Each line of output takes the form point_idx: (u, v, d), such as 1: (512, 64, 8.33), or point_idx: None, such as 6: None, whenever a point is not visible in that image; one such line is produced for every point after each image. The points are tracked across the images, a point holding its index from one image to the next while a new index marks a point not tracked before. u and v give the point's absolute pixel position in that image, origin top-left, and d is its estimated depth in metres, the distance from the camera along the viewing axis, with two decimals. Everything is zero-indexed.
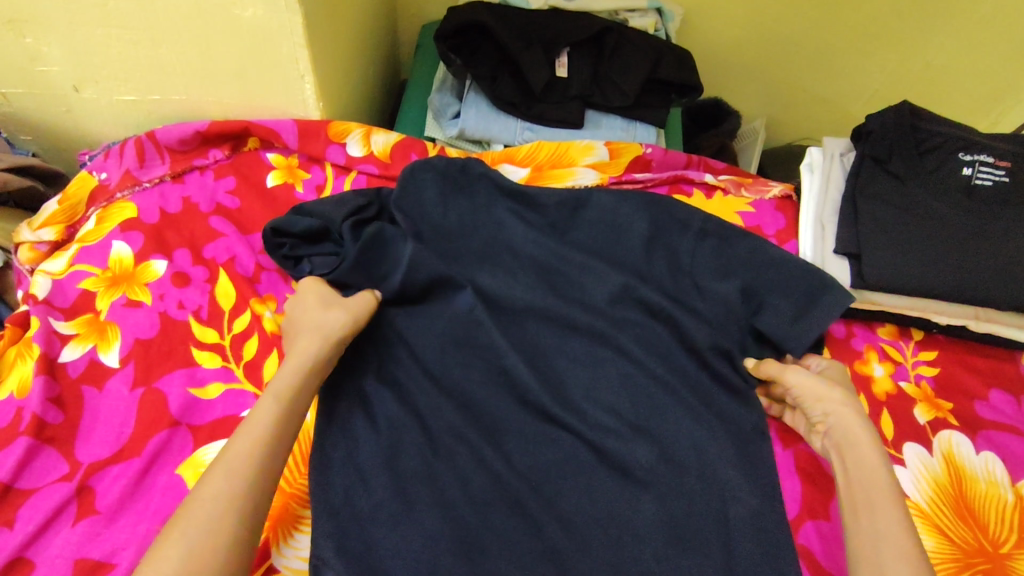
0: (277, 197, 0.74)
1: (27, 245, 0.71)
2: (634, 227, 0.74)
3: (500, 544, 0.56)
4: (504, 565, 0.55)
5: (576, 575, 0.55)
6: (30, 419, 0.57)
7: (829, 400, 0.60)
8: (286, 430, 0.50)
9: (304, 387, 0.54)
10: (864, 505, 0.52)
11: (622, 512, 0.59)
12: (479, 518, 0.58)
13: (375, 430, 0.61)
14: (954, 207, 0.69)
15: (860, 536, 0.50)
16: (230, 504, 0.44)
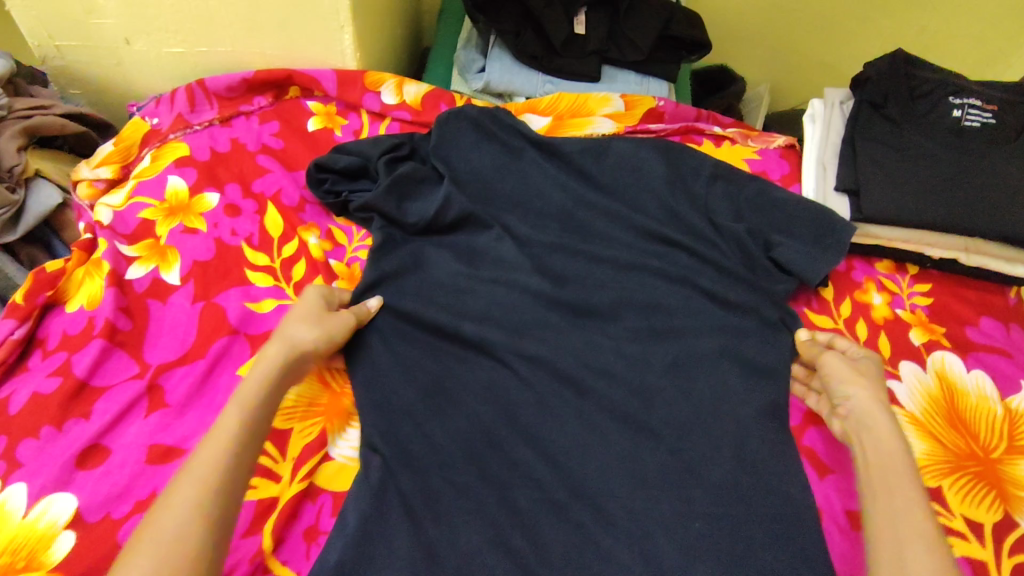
0: (318, 139, 0.79)
1: (87, 182, 0.77)
2: (650, 168, 0.80)
3: (531, 443, 0.62)
4: (535, 458, 0.61)
5: (601, 468, 0.61)
6: (103, 324, 0.62)
7: (849, 384, 0.61)
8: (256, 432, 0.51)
9: (273, 394, 0.55)
10: (881, 484, 0.54)
11: (643, 416, 0.64)
12: (512, 418, 0.64)
13: (416, 343, 0.66)
14: (946, 147, 0.75)
15: (876, 517, 0.52)
16: (195, 509, 0.45)
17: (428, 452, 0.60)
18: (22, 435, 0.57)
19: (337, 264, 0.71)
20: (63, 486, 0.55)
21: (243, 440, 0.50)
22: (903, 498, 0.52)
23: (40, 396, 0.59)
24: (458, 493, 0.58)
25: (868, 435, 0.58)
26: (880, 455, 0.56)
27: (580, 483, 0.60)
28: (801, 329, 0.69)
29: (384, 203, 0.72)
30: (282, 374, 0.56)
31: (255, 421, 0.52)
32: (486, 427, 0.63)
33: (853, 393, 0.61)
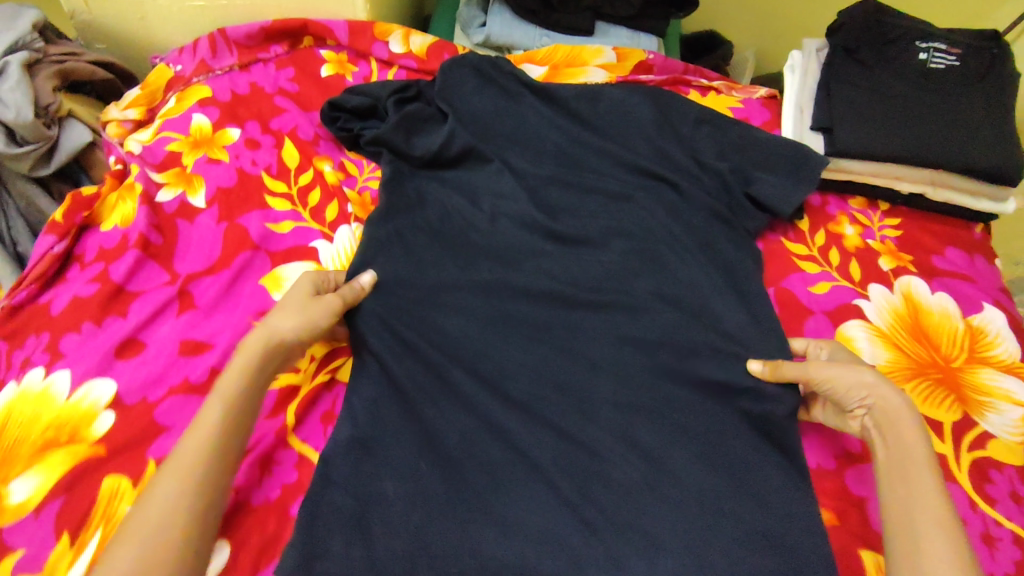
0: (330, 84, 0.85)
1: (115, 122, 0.82)
2: (639, 112, 0.86)
3: (527, 347, 0.68)
4: (530, 358, 0.67)
5: (589, 366, 0.67)
6: (137, 236, 0.68)
7: (862, 385, 0.60)
8: (235, 425, 0.52)
9: (256, 388, 0.55)
10: (902, 481, 0.54)
11: (630, 324, 0.70)
12: (509, 328, 0.69)
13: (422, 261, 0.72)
14: (913, 86, 0.81)
15: (894, 519, 0.53)
16: (174, 507, 0.46)
17: (433, 353, 0.66)
18: (64, 331, 0.63)
19: (350, 191, 0.77)
20: (103, 373, 0.61)
21: (224, 432, 0.51)
22: (924, 497, 0.52)
23: (80, 299, 0.65)
24: (460, 388, 0.64)
25: (891, 431, 0.57)
26: (900, 456, 0.56)
27: (570, 382, 0.66)
28: (754, 362, 0.66)
29: (393, 136, 0.78)
30: (265, 365, 0.57)
31: (237, 413, 0.53)
32: (485, 334, 0.68)
33: (865, 395, 0.59)
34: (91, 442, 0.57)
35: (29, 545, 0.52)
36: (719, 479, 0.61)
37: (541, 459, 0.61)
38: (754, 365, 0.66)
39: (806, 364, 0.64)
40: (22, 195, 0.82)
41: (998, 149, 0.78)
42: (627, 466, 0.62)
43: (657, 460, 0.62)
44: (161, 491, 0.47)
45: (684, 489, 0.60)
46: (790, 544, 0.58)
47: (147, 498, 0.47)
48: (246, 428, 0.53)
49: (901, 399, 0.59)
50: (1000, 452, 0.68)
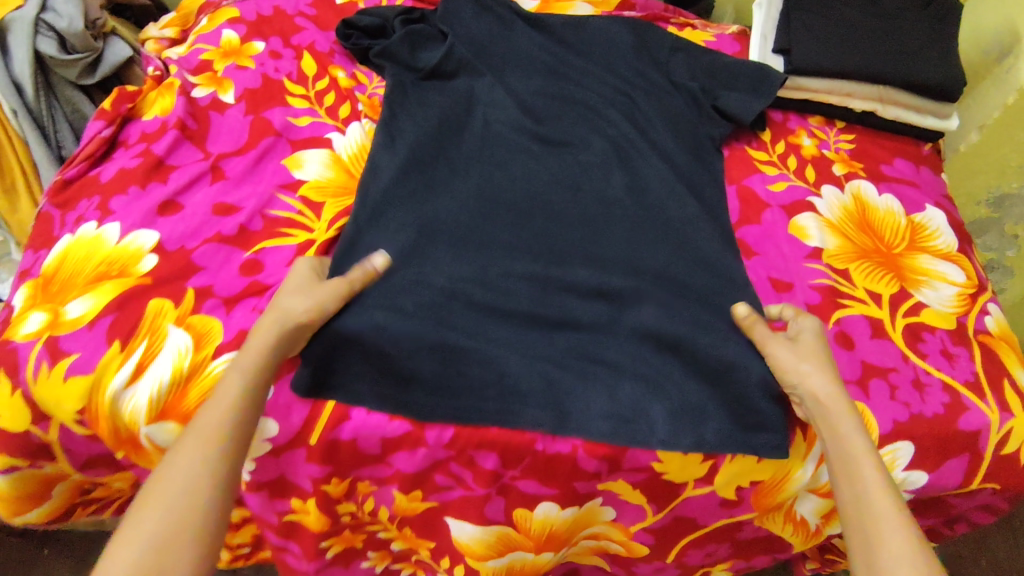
0: (344, 9, 0.96)
1: (154, 40, 0.93)
2: (619, 40, 0.96)
3: (511, 223, 0.77)
4: (513, 234, 0.76)
5: (563, 244, 0.77)
6: (176, 121, 0.78)
7: (798, 374, 0.63)
8: (252, 402, 0.56)
9: (270, 368, 0.59)
10: (844, 472, 0.57)
11: (602, 210, 0.80)
12: (496, 208, 0.78)
13: (415, 146, 0.81)
14: (862, 13, 0.93)
15: (846, 512, 0.56)
16: (195, 482, 0.50)
17: (427, 224, 0.75)
18: (113, 193, 0.73)
19: (361, 96, 0.87)
20: (147, 225, 0.70)
21: (241, 408, 0.55)
22: (869, 494, 0.55)
23: (127, 169, 0.75)
24: (451, 253, 0.73)
25: (825, 421, 0.60)
26: (835, 441, 0.59)
27: (552, 255, 0.75)
28: (739, 305, 0.70)
29: (399, 49, 0.89)
30: (276, 347, 0.60)
31: (252, 392, 0.56)
32: (475, 213, 0.77)
33: (798, 382, 0.63)
34: (137, 276, 0.66)
35: (82, 350, 0.62)
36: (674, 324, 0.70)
37: (521, 309, 0.70)
38: (738, 309, 0.70)
39: (766, 339, 0.67)
40: (69, 101, 0.94)
41: (939, 66, 0.90)
42: (596, 312, 0.72)
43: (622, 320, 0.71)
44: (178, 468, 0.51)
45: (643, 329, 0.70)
46: (733, 374, 0.68)
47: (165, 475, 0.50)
48: (261, 403, 0.57)
49: (833, 388, 0.61)
50: (934, 318, 0.76)
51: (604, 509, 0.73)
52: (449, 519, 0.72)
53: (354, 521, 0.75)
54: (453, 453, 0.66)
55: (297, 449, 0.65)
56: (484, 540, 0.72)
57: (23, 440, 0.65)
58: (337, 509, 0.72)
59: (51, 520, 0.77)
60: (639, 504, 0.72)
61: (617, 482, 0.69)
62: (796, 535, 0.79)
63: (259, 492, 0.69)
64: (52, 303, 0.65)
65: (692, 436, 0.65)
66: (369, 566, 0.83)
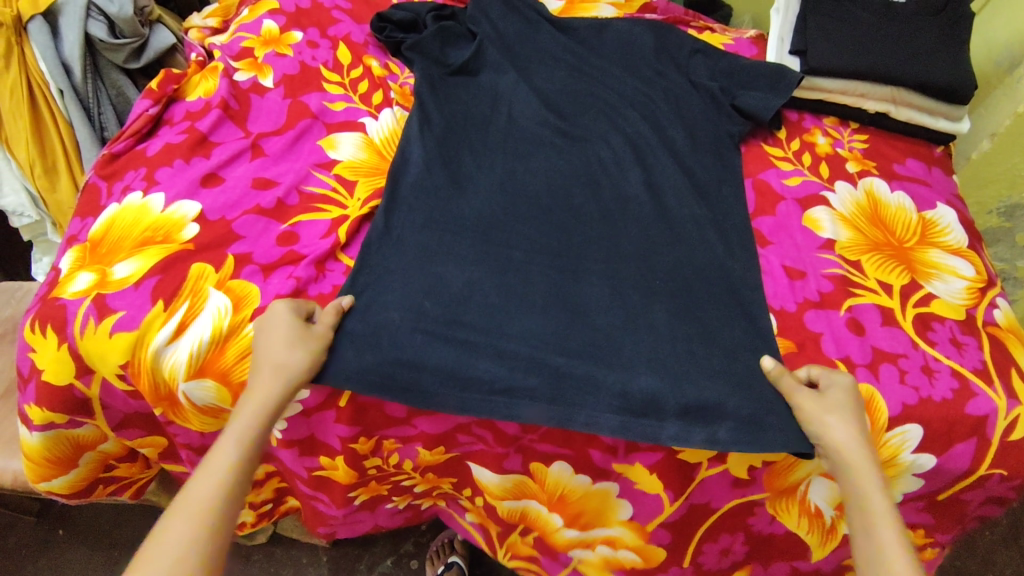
0: (378, 5, 1.00)
1: (196, 29, 0.97)
2: (642, 40, 1.00)
3: (529, 214, 0.79)
4: (525, 228, 0.77)
5: (579, 235, 0.78)
6: (219, 100, 0.82)
7: (824, 430, 0.62)
8: (242, 475, 0.57)
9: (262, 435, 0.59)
10: (865, 537, 0.58)
11: (618, 206, 0.82)
12: (520, 201, 0.80)
13: (437, 137, 0.83)
14: (876, 16, 0.96)
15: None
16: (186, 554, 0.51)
17: (445, 216, 0.76)
18: (158, 165, 0.77)
19: (393, 85, 0.91)
20: (190, 196, 0.74)
21: (232, 482, 0.56)
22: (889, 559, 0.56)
23: (172, 144, 0.79)
24: (469, 241, 0.75)
25: (852, 482, 0.60)
26: (857, 503, 0.60)
27: (565, 250, 0.76)
28: (765, 358, 0.67)
29: (432, 44, 0.93)
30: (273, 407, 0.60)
31: (243, 466, 0.57)
32: (501, 207, 0.79)
33: (826, 440, 0.62)
34: (180, 242, 0.69)
35: (127, 309, 0.65)
36: (695, 333, 0.71)
37: (531, 290, 0.72)
38: (766, 361, 0.67)
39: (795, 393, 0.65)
40: (114, 85, 0.99)
41: (949, 68, 0.93)
42: (609, 295, 0.73)
43: (636, 310, 0.72)
44: (169, 541, 0.51)
45: (658, 330, 0.71)
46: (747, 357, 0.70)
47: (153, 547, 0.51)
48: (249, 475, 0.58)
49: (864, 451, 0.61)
50: (944, 309, 0.79)
51: (621, 502, 0.75)
52: (470, 464, 0.75)
53: (380, 473, 0.77)
54: (475, 418, 0.68)
55: (326, 411, 0.68)
56: (503, 484, 0.76)
57: (66, 394, 0.68)
58: (364, 465, 0.74)
59: (73, 493, 0.79)
60: (656, 493, 0.72)
61: (633, 466, 0.71)
62: (811, 530, 0.77)
63: (289, 449, 0.71)
64: (100, 265, 0.68)
65: (704, 431, 0.66)
66: (392, 508, 0.86)
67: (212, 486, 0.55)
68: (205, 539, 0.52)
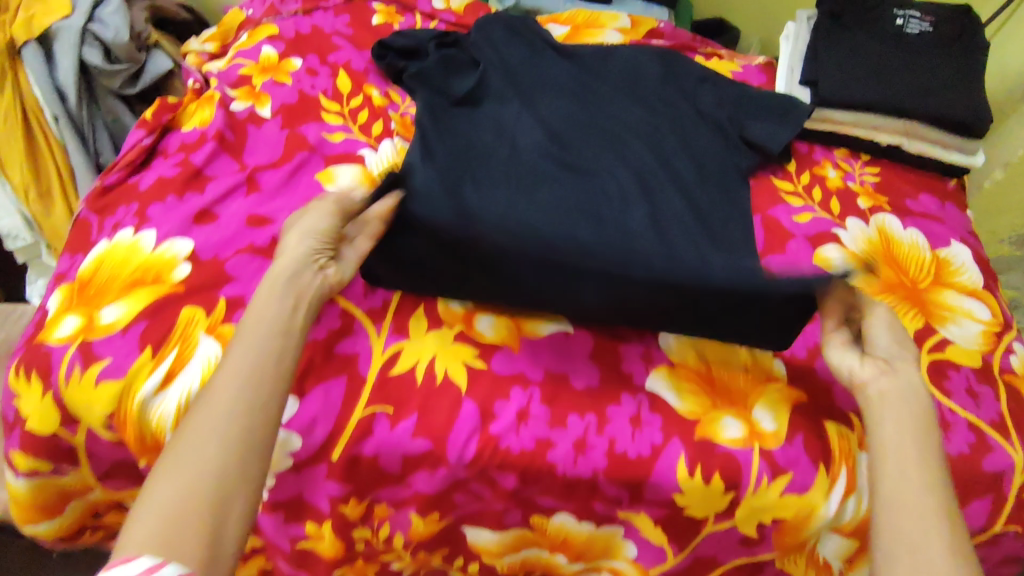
0: (379, 30, 0.99)
1: (194, 53, 0.95)
2: (648, 67, 0.98)
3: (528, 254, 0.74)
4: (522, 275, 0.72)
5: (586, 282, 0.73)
6: (215, 132, 0.81)
7: (904, 349, 0.62)
8: (281, 347, 0.55)
9: (292, 293, 0.58)
10: (899, 459, 0.55)
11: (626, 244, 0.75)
12: (516, 233, 0.74)
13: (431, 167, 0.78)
14: (889, 46, 0.95)
15: (892, 503, 0.54)
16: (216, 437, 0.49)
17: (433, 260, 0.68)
18: (151, 200, 0.75)
19: (394, 114, 0.89)
20: (182, 233, 0.71)
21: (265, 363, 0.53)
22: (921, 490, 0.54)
23: (165, 178, 0.77)
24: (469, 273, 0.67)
25: (904, 403, 0.58)
26: (903, 426, 0.57)
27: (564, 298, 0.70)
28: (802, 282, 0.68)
29: (436, 72, 0.91)
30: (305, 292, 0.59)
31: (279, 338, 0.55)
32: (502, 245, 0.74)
33: (895, 356, 0.62)
34: (171, 283, 0.67)
35: (114, 356, 0.63)
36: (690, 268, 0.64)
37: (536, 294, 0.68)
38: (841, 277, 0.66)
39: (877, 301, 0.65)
40: (110, 111, 0.98)
41: (964, 102, 0.91)
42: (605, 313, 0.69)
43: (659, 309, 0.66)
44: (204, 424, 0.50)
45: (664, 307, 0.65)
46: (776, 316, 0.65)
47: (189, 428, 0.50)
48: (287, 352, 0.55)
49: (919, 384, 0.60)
50: (958, 355, 0.76)
51: (625, 538, 0.72)
52: (467, 527, 0.73)
53: (367, 551, 0.75)
54: (473, 473, 0.66)
55: (318, 464, 0.66)
56: (502, 541, 0.74)
57: (51, 443, 0.66)
58: (352, 535, 0.72)
59: (63, 538, 0.77)
60: (658, 543, 0.71)
61: (638, 514, 0.68)
62: None
63: (274, 513, 0.69)
64: (87, 308, 0.66)
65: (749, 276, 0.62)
66: None
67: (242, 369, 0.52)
68: (239, 426, 0.50)
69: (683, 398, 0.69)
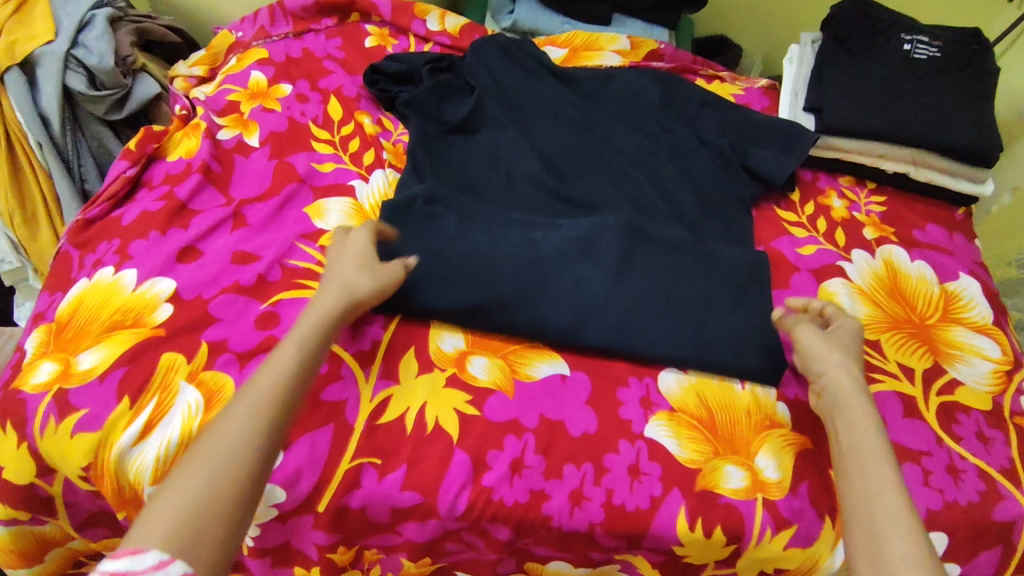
0: (372, 54, 0.96)
1: (182, 78, 0.93)
2: (648, 91, 0.95)
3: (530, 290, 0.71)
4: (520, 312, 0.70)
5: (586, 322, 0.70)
6: (200, 163, 0.78)
7: (824, 362, 0.65)
8: (308, 367, 0.57)
9: (330, 332, 0.60)
10: (855, 468, 0.58)
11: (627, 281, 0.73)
12: (510, 268, 0.72)
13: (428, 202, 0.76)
14: (897, 71, 0.92)
15: (853, 509, 0.57)
16: (246, 441, 0.51)
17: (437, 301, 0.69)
18: (133, 237, 0.72)
19: (385, 143, 0.86)
20: (165, 272, 0.69)
21: (293, 380, 0.56)
22: (880, 495, 0.56)
23: (148, 213, 0.74)
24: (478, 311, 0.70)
25: (844, 417, 0.62)
26: (851, 436, 0.60)
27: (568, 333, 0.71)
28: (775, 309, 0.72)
29: (429, 99, 0.88)
30: (336, 318, 0.61)
31: (308, 360, 0.57)
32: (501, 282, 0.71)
33: (823, 371, 0.65)
34: (152, 326, 0.65)
35: (91, 406, 0.61)
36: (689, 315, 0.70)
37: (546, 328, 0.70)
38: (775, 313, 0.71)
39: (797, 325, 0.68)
40: (95, 136, 0.95)
41: (974, 130, 0.89)
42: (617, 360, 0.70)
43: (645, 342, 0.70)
44: (232, 431, 0.51)
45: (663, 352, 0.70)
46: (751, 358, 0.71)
47: (218, 431, 0.51)
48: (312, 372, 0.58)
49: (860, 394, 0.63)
50: (968, 397, 0.74)
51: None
52: (460, 574, 0.71)
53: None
54: (465, 525, 0.63)
55: (304, 515, 0.63)
56: None
57: (26, 494, 0.63)
58: None
59: None
60: None
61: (635, 556, 0.65)
62: None
63: (261, 559, 0.67)
64: (63, 353, 0.64)
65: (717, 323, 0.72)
66: None
67: (276, 385, 0.54)
68: (267, 435, 0.53)
69: (684, 447, 0.66)
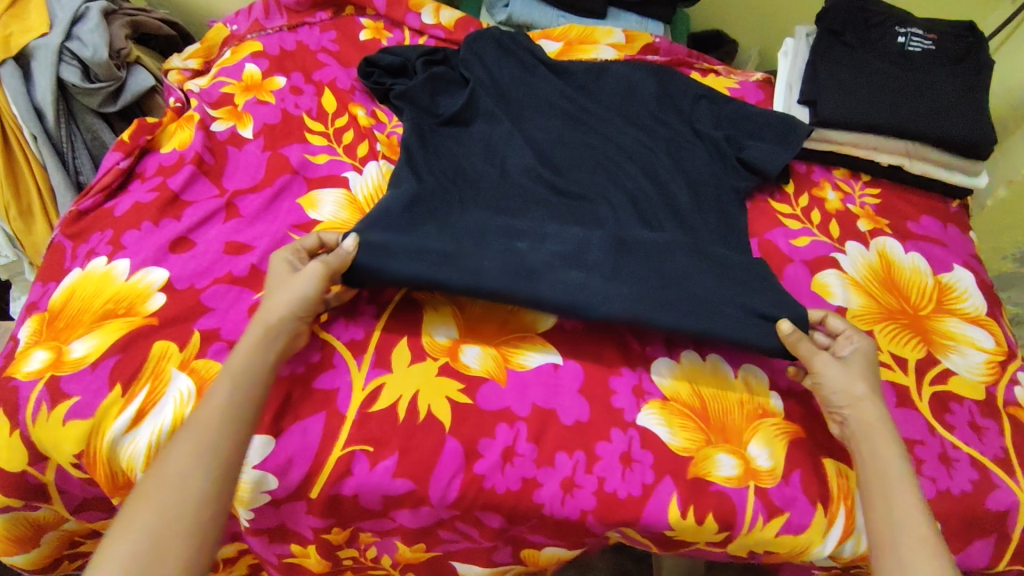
0: (367, 47, 0.97)
1: (176, 70, 0.93)
2: (642, 84, 0.95)
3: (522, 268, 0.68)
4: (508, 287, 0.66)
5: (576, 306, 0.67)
6: (194, 155, 0.78)
7: (848, 396, 0.64)
8: (246, 396, 0.57)
9: (266, 357, 0.60)
10: (882, 489, 0.59)
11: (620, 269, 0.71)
12: (502, 250, 0.69)
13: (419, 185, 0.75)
14: (891, 64, 0.93)
15: (878, 528, 0.57)
16: (192, 477, 0.52)
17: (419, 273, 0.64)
18: (126, 228, 0.72)
19: (380, 135, 0.87)
20: (157, 262, 0.69)
21: (230, 414, 0.55)
22: (903, 514, 0.57)
23: (142, 204, 0.75)
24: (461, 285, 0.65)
25: (868, 442, 0.62)
26: (875, 459, 0.61)
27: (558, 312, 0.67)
28: (783, 321, 0.67)
29: (423, 92, 0.88)
30: (268, 346, 0.60)
31: (245, 392, 0.57)
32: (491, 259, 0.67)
33: (846, 404, 0.64)
34: (144, 315, 0.65)
35: (83, 394, 0.60)
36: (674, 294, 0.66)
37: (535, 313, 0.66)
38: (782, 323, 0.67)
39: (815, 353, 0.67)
40: (89, 129, 0.95)
41: (968, 122, 0.89)
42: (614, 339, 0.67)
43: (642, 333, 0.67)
44: (175, 469, 0.52)
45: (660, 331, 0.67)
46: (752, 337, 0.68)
47: (161, 471, 0.52)
48: (253, 401, 0.57)
49: (879, 415, 0.63)
50: (962, 387, 0.74)
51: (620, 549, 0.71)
52: (454, 563, 0.72)
53: (356, 564, 0.73)
54: (457, 513, 0.64)
55: (297, 501, 0.63)
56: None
57: (19, 482, 0.63)
58: (338, 555, 0.70)
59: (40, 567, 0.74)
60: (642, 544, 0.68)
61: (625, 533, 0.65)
62: None
63: (258, 537, 0.67)
64: (55, 342, 0.64)
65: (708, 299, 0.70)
66: None
67: (212, 418, 0.55)
68: (212, 466, 0.53)
69: (677, 435, 0.66)
